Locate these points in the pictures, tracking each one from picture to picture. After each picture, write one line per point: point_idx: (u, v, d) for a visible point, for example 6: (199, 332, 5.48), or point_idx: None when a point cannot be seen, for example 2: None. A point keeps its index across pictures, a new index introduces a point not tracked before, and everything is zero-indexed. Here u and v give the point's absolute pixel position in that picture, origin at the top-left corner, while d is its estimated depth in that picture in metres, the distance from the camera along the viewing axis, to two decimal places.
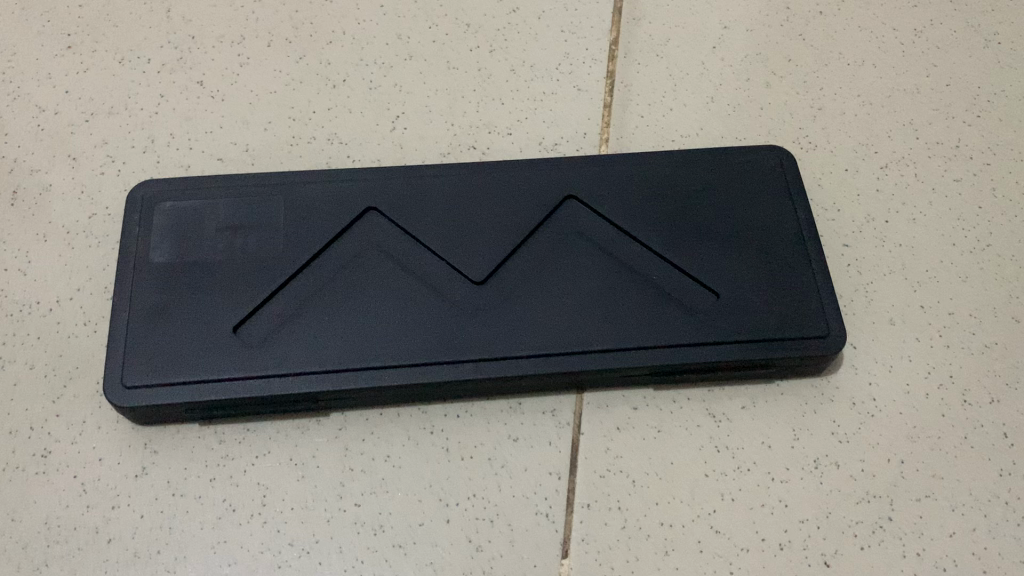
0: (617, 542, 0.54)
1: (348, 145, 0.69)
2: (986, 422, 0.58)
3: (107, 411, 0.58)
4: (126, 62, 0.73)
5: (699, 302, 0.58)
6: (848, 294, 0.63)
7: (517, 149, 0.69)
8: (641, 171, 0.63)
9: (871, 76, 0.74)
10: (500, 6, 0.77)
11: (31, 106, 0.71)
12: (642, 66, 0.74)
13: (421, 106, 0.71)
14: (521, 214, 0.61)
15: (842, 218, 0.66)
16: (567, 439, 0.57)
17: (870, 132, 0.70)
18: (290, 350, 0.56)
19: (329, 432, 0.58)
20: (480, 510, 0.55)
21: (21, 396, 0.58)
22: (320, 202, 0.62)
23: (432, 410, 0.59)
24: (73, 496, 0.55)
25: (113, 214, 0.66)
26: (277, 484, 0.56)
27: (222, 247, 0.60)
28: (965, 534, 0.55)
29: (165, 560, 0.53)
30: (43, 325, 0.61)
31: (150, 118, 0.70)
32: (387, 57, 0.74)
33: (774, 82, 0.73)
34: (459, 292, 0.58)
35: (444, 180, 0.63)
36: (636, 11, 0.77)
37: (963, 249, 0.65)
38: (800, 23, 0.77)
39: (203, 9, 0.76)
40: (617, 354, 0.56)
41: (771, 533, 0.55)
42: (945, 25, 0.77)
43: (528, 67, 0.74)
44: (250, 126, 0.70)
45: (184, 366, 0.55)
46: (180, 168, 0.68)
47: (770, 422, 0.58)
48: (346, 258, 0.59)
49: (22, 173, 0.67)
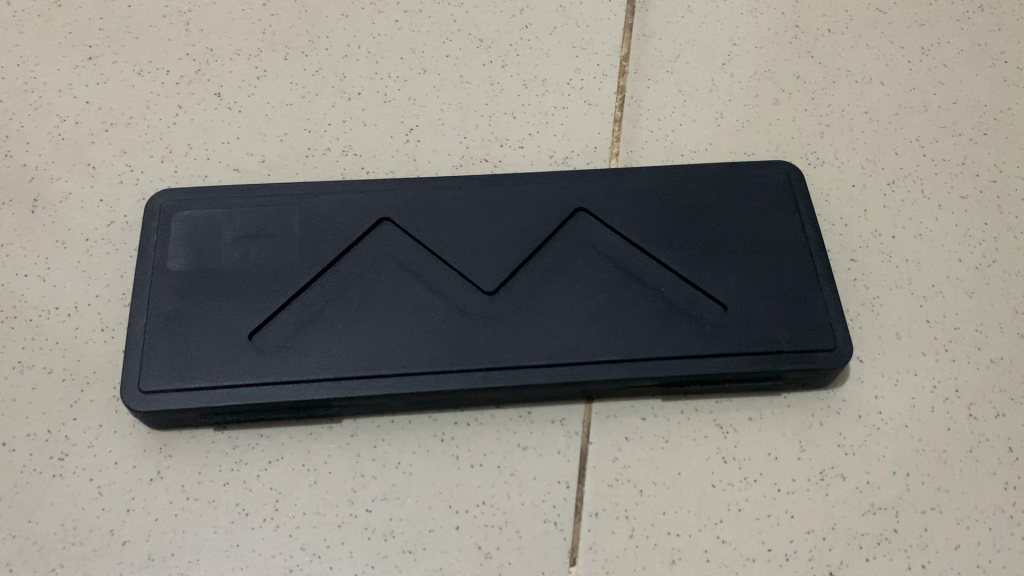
0: (625, 551, 0.55)
1: (362, 157, 0.70)
2: (993, 436, 0.59)
3: (123, 415, 0.59)
4: (146, 74, 0.75)
5: (707, 313, 0.59)
6: (855, 308, 0.63)
7: (528, 162, 0.70)
8: (652, 185, 0.64)
9: (878, 94, 0.75)
10: (513, 22, 0.79)
11: (53, 115, 0.72)
12: (651, 81, 0.75)
13: (434, 120, 0.73)
14: (532, 226, 0.62)
15: (849, 233, 0.67)
16: (576, 448, 0.58)
17: (878, 148, 0.71)
18: (304, 357, 0.57)
19: (341, 438, 0.59)
20: (490, 517, 0.56)
21: (39, 400, 0.60)
22: (335, 213, 0.63)
23: (442, 418, 0.59)
24: (89, 499, 0.56)
25: (131, 223, 0.67)
26: (289, 490, 0.57)
27: (238, 256, 0.61)
28: (971, 546, 0.55)
29: (178, 562, 0.54)
30: (62, 329, 0.62)
31: (168, 128, 0.72)
32: (402, 72, 0.76)
33: (782, 99, 0.74)
34: (471, 302, 0.59)
35: (456, 192, 0.64)
36: (646, 28, 0.78)
37: (970, 265, 0.65)
38: (808, 41, 0.78)
39: (221, 23, 0.78)
40: (626, 364, 0.57)
41: (777, 544, 0.55)
42: (952, 43, 0.78)
43: (540, 82, 0.75)
44: (266, 138, 0.71)
45: (199, 371, 0.56)
46: (197, 178, 0.69)
47: (777, 434, 0.59)
48: (360, 268, 0.60)
49: (42, 182, 0.69)
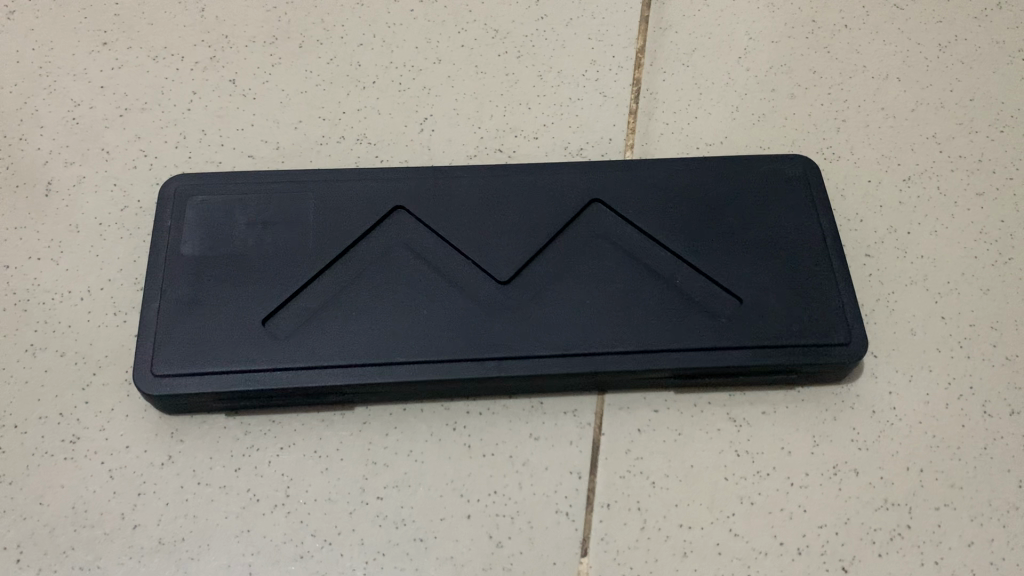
0: (636, 543, 0.55)
1: (376, 146, 0.70)
2: (1007, 433, 0.59)
3: (135, 400, 0.59)
4: (161, 60, 0.75)
5: (722, 306, 0.58)
6: (869, 303, 0.63)
7: (543, 153, 0.70)
8: (668, 177, 0.64)
9: (894, 90, 0.74)
10: (529, 13, 0.78)
11: (68, 100, 0.72)
12: (667, 75, 0.75)
13: (449, 110, 0.73)
14: (547, 217, 0.62)
15: (865, 228, 0.67)
16: (588, 439, 0.58)
17: (894, 145, 0.71)
18: (318, 343, 0.57)
19: (353, 426, 0.59)
20: (502, 507, 0.56)
21: (51, 383, 0.60)
22: (350, 200, 0.63)
23: (455, 407, 0.59)
24: (100, 482, 0.56)
25: (145, 208, 0.67)
26: (301, 477, 0.57)
27: (252, 242, 0.61)
28: (984, 544, 0.55)
29: (189, 547, 0.54)
30: (74, 313, 0.62)
31: (182, 113, 0.72)
32: (417, 62, 0.76)
33: (798, 94, 0.74)
34: (484, 291, 0.59)
35: (471, 181, 0.64)
36: (662, 21, 0.78)
37: (985, 263, 0.65)
38: (825, 36, 0.78)
39: (237, 10, 0.78)
40: (640, 355, 0.56)
41: (789, 538, 0.55)
42: (969, 40, 0.77)
43: (555, 73, 0.75)
44: (281, 125, 0.71)
45: (212, 356, 0.56)
46: (211, 164, 0.69)
47: (791, 428, 0.58)
48: (374, 254, 0.60)
49: (56, 166, 0.69)
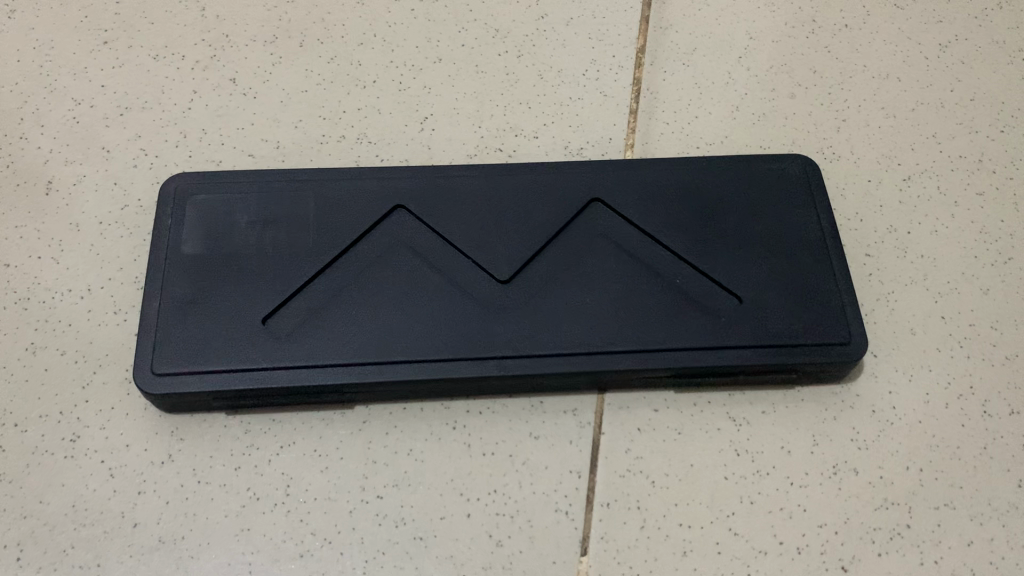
0: (636, 542, 0.55)
1: (376, 145, 0.70)
2: (1006, 432, 0.59)
3: (135, 398, 0.59)
4: (161, 59, 0.75)
5: (722, 305, 0.58)
6: (869, 303, 0.63)
7: (543, 152, 0.70)
8: (667, 177, 0.64)
9: (895, 89, 0.74)
10: (529, 12, 0.78)
11: (68, 99, 0.72)
12: (668, 74, 0.75)
13: (449, 109, 0.73)
14: (547, 216, 0.62)
15: (865, 228, 0.67)
16: (588, 438, 0.58)
17: (894, 144, 0.71)
18: (318, 342, 0.57)
19: (352, 425, 0.59)
20: (501, 506, 0.56)
21: (51, 382, 0.60)
22: (350, 200, 0.63)
23: (455, 406, 0.59)
24: (100, 481, 0.56)
25: (145, 207, 0.67)
26: (301, 476, 0.57)
27: (252, 241, 0.61)
28: (984, 543, 0.55)
29: (189, 546, 0.54)
30: (74, 312, 0.62)
31: (183, 112, 0.72)
32: (417, 61, 0.76)
33: (798, 94, 0.74)
34: (484, 290, 0.59)
35: (471, 180, 0.64)
36: (663, 21, 0.78)
37: (985, 263, 0.65)
38: (825, 36, 0.78)
39: (238, 9, 0.78)
40: (640, 355, 0.57)
41: (789, 537, 0.55)
42: (970, 40, 0.77)
43: (555, 73, 0.75)
44: (282, 124, 0.71)
45: (212, 355, 0.56)
46: (211, 163, 0.69)
47: (790, 428, 0.59)
48: (374, 254, 0.60)
49: (57, 165, 0.69)
